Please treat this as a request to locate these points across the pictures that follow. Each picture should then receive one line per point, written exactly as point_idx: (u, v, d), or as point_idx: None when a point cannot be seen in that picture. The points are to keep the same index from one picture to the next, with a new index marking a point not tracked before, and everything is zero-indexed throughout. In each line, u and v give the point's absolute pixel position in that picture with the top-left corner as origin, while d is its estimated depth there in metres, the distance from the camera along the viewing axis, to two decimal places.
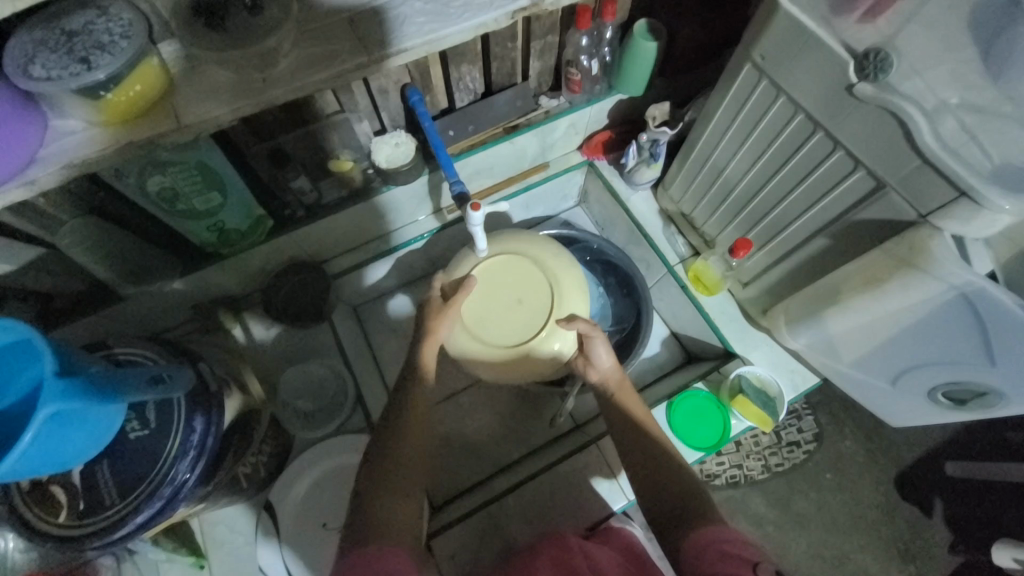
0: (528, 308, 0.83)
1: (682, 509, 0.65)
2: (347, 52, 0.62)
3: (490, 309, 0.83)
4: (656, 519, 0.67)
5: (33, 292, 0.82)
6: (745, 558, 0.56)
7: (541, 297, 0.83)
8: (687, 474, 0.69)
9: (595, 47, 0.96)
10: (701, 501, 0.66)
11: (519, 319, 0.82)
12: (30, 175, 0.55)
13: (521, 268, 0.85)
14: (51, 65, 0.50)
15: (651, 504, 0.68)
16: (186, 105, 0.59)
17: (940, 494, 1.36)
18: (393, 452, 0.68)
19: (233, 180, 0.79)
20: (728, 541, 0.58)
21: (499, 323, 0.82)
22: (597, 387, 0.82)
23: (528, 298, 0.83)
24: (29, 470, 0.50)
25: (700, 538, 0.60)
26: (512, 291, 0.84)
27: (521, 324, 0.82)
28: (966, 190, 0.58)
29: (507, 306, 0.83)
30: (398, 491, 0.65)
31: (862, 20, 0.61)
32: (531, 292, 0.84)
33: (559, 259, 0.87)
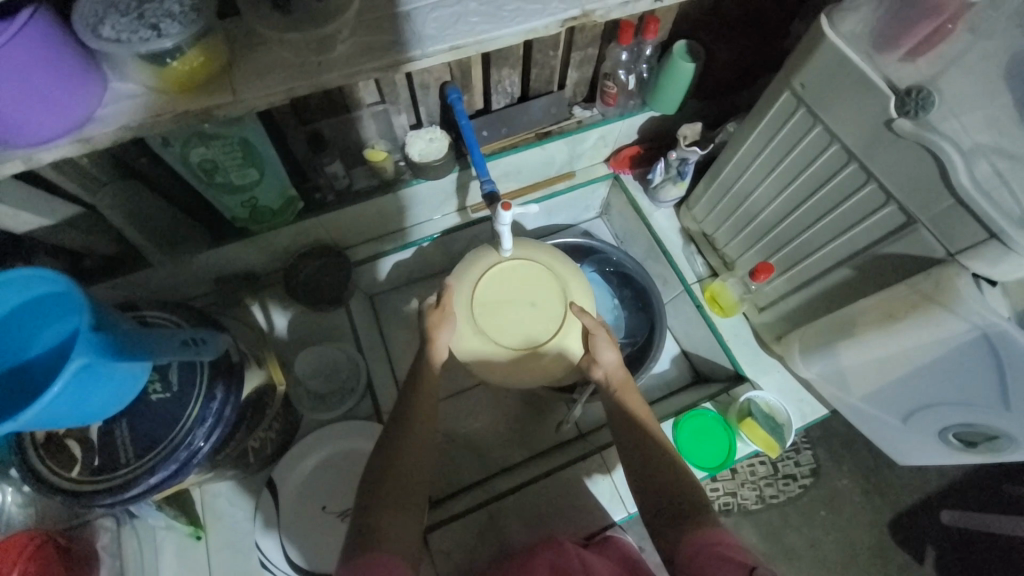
0: (538, 310, 0.83)
1: (682, 513, 0.65)
2: (401, 43, 0.64)
3: (499, 311, 0.82)
4: (654, 521, 0.67)
5: (64, 249, 0.83)
6: (741, 562, 0.54)
7: (551, 298, 0.83)
8: (689, 481, 0.69)
9: (634, 63, 0.98)
10: (702, 507, 0.65)
11: (530, 321, 0.82)
12: (87, 132, 0.57)
13: (528, 268, 0.85)
14: (120, 28, 0.52)
15: (651, 509, 0.68)
16: (241, 80, 0.60)
17: (934, 541, 1.35)
18: (401, 452, 0.68)
19: (271, 158, 0.81)
20: (726, 544, 0.58)
21: (509, 326, 0.81)
22: (599, 383, 0.82)
23: (537, 300, 0.83)
24: (55, 418, 0.51)
25: (697, 542, 0.59)
26: (521, 291, 0.83)
27: (531, 327, 0.82)
28: (997, 234, 0.59)
29: (517, 308, 0.82)
30: (402, 489, 0.65)
31: (903, 58, 0.64)
32: (540, 293, 0.84)
33: (564, 261, 0.88)
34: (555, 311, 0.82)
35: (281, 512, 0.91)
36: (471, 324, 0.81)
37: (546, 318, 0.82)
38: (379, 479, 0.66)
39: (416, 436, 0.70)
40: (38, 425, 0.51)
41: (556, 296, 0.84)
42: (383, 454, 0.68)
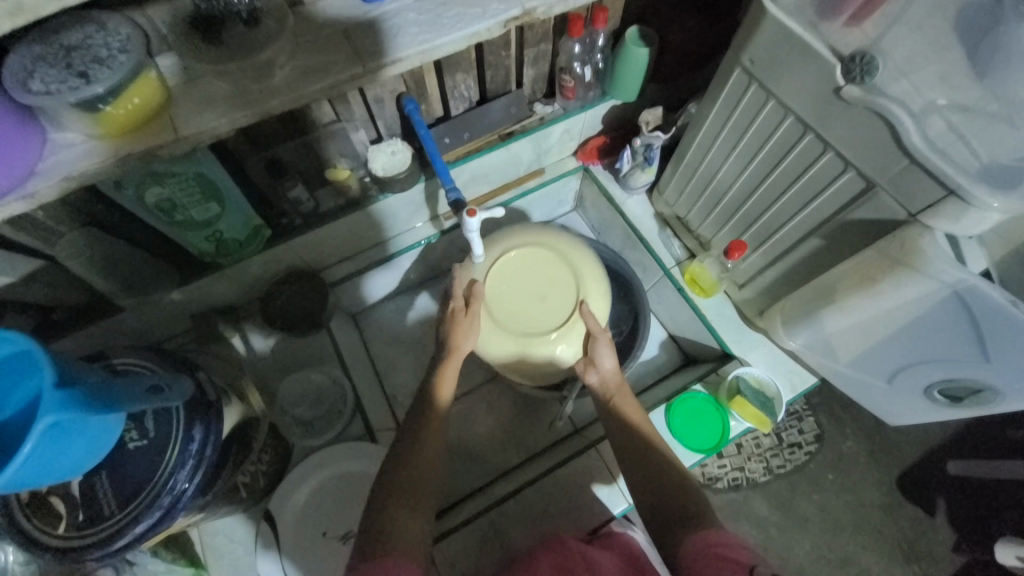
0: (551, 301, 0.84)
1: (682, 510, 0.65)
2: (342, 63, 0.63)
3: (512, 298, 0.84)
4: (655, 524, 0.67)
5: (33, 304, 0.82)
6: (739, 561, 0.55)
7: (565, 290, 0.85)
8: (688, 479, 0.70)
9: (588, 55, 0.98)
10: (700, 505, 0.66)
11: (541, 310, 0.83)
12: (30, 188, 0.55)
13: (545, 260, 0.86)
14: (49, 79, 0.51)
15: (650, 507, 0.68)
16: (184, 117, 0.60)
17: (942, 493, 1.36)
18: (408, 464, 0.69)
19: (232, 189, 0.80)
20: (726, 544, 0.57)
21: (520, 313, 0.83)
22: (596, 390, 0.83)
23: (551, 291, 0.84)
24: (27, 481, 0.50)
25: (698, 539, 0.60)
26: (534, 282, 0.85)
27: (540, 314, 0.83)
28: (954, 189, 0.59)
29: (527, 295, 0.84)
30: (410, 496, 0.66)
31: (847, 24, 0.64)
32: (555, 286, 0.85)
33: (583, 256, 0.88)
34: (565, 305, 0.84)
35: (284, 542, 0.91)
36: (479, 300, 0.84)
37: (558, 309, 0.83)
38: (387, 491, 0.66)
39: (424, 447, 0.71)
40: (12, 490, 0.50)
41: (570, 290, 0.85)
42: (391, 467, 0.69)
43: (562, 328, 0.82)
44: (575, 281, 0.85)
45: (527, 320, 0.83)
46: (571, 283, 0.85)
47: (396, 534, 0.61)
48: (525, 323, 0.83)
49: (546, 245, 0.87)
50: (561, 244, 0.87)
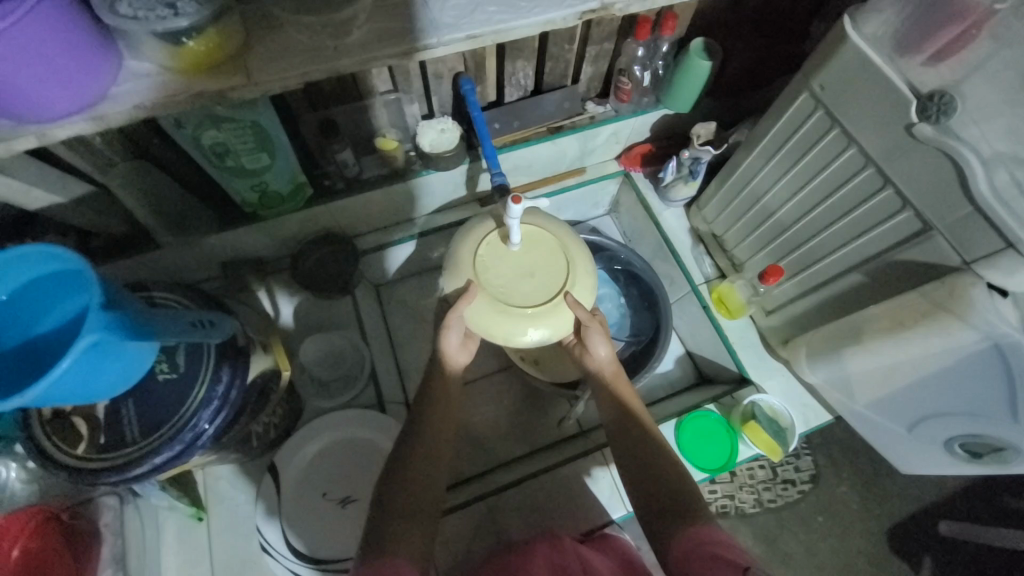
0: (537, 279, 0.71)
1: (676, 508, 0.66)
2: (417, 31, 0.63)
3: (496, 271, 0.71)
4: (646, 515, 0.68)
5: (73, 228, 0.83)
6: (735, 563, 0.56)
7: (554, 269, 0.72)
8: (682, 474, 0.70)
9: (649, 60, 0.97)
10: (696, 502, 0.66)
11: (528, 289, 0.71)
12: (99, 111, 0.57)
13: (536, 234, 0.74)
14: (138, 6, 0.52)
15: (644, 501, 0.69)
16: (258, 62, 0.60)
17: (931, 552, 1.35)
18: (414, 469, 0.69)
19: (282, 143, 0.81)
20: (721, 544, 0.58)
21: (503, 288, 0.70)
22: (594, 375, 0.80)
23: (539, 268, 0.72)
24: (61, 395, 0.51)
25: (690, 539, 0.61)
26: (522, 256, 0.72)
27: (527, 291, 0.71)
28: (1014, 243, 0.58)
29: (517, 269, 0.72)
30: (419, 491, 0.68)
31: (927, 62, 0.62)
32: (544, 263, 0.72)
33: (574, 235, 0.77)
34: (554, 284, 0.71)
35: (282, 498, 0.91)
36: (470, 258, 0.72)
37: (546, 288, 0.71)
38: (393, 500, 0.67)
39: (432, 446, 0.71)
40: (45, 402, 0.51)
41: (560, 269, 0.72)
42: (395, 470, 0.69)
43: (550, 309, 0.70)
44: (566, 260, 0.73)
45: (512, 293, 0.70)
46: (561, 261, 0.73)
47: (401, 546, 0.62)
48: (509, 300, 0.70)
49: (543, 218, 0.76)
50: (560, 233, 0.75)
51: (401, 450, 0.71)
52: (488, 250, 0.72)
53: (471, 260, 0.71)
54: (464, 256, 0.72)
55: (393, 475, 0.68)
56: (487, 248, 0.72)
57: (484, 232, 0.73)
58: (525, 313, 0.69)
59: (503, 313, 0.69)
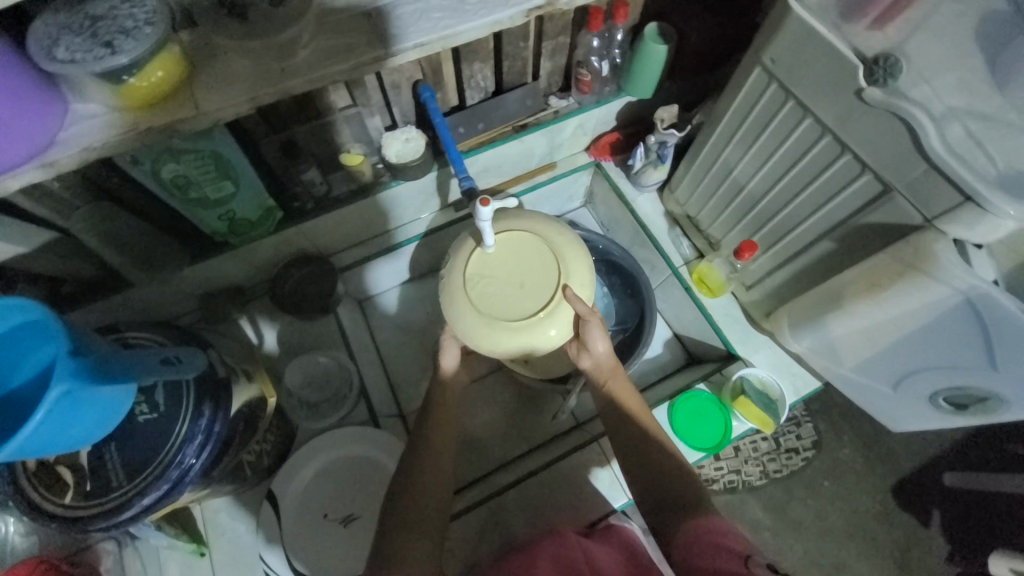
0: (531, 285, 0.71)
1: (677, 503, 0.66)
2: (364, 45, 0.63)
3: (488, 287, 0.71)
4: (649, 512, 0.68)
5: (44, 276, 0.82)
6: (737, 552, 0.56)
7: (545, 273, 0.72)
8: (685, 469, 0.70)
9: (605, 49, 0.97)
10: (697, 496, 0.67)
11: (522, 299, 0.71)
12: (50, 157, 0.56)
13: (522, 240, 0.73)
14: (74, 48, 0.51)
15: (645, 497, 0.70)
16: (205, 93, 0.60)
17: (937, 505, 1.36)
18: (417, 486, 0.70)
19: (244, 169, 0.80)
20: (722, 534, 0.59)
21: (498, 304, 0.70)
22: (590, 373, 0.80)
23: (530, 275, 0.72)
24: (38, 449, 0.51)
25: (695, 530, 0.61)
26: (512, 266, 0.72)
27: (520, 302, 0.70)
28: (972, 196, 0.59)
29: (508, 281, 0.71)
30: (424, 502, 0.69)
31: (872, 26, 0.63)
32: (534, 268, 0.72)
33: (561, 229, 0.76)
34: (548, 288, 0.71)
35: (284, 524, 0.91)
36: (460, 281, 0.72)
37: (540, 294, 0.71)
38: (393, 516, 0.67)
39: (434, 454, 0.73)
40: (24, 456, 0.50)
41: (550, 272, 0.72)
42: (395, 495, 0.69)
43: (548, 315, 0.70)
44: (555, 260, 0.72)
45: (505, 307, 0.70)
46: (549, 264, 0.72)
47: (407, 565, 0.62)
48: (506, 313, 0.70)
49: (529, 220, 0.76)
50: (548, 233, 0.74)
51: (402, 471, 0.71)
52: (480, 266, 0.72)
53: (461, 282, 0.72)
54: (454, 283, 0.72)
55: (396, 498, 0.68)
56: (477, 265, 0.72)
57: (469, 254, 0.73)
58: (525, 324, 0.69)
59: (504, 328, 0.69)
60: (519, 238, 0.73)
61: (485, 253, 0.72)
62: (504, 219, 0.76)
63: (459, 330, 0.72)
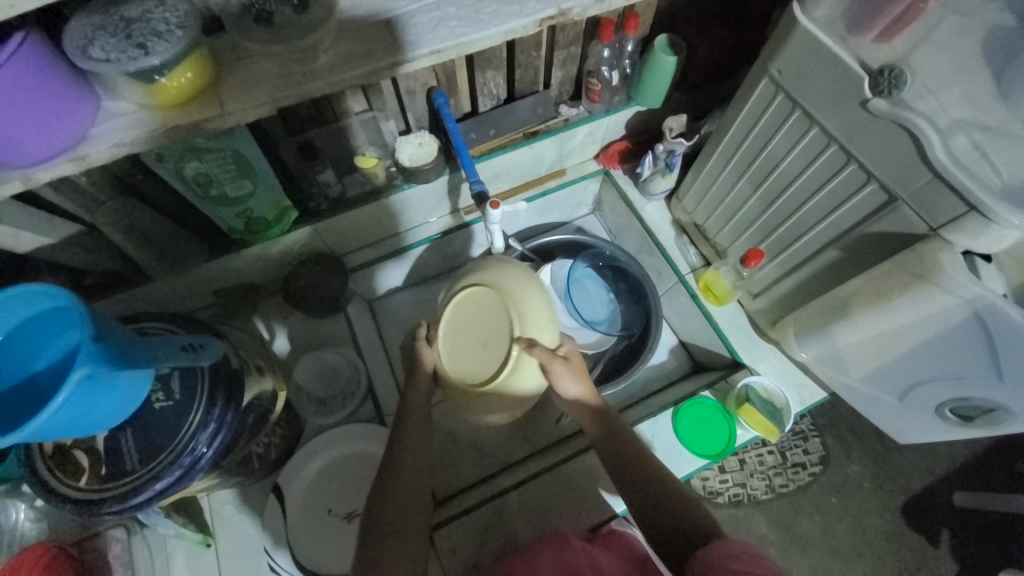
0: (493, 339, 0.75)
1: (687, 526, 0.65)
2: (382, 51, 0.66)
3: (457, 348, 0.78)
4: (657, 536, 0.67)
5: (67, 268, 0.85)
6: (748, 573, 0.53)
7: (502, 329, 0.75)
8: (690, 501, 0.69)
9: (616, 59, 1.00)
10: (708, 526, 0.65)
11: (487, 356, 0.75)
12: (81, 151, 0.58)
13: (482, 295, 0.78)
14: (110, 48, 0.54)
15: (652, 516, 0.69)
16: (230, 93, 0.63)
17: (947, 525, 1.34)
18: (411, 485, 0.72)
19: (263, 169, 0.82)
20: (735, 556, 0.57)
21: (467, 364, 0.76)
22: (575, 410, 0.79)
23: (488, 332, 0.75)
24: (60, 430, 0.52)
25: (710, 553, 0.59)
26: (476, 322, 0.77)
27: (484, 362, 0.75)
28: (976, 206, 0.59)
29: (472, 342, 0.77)
30: (409, 507, 0.70)
31: (877, 39, 0.64)
32: (492, 319, 0.76)
33: (519, 277, 0.78)
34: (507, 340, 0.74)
35: (288, 520, 0.92)
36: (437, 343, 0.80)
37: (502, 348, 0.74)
38: (385, 512, 0.68)
39: (411, 459, 0.74)
40: (47, 437, 0.52)
41: (506, 325, 0.74)
42: (390, 491, 0.70)
43: (510, 370, 0.72)
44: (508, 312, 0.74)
45: (473, 368, 0.76)
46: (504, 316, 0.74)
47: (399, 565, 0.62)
48: (474, 373, 0.75)
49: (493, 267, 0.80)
50: (506, 283, 0.77)
51: (404, 468, 0.72)
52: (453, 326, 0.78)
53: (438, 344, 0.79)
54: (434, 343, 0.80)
55: (385, 492, 0.70)
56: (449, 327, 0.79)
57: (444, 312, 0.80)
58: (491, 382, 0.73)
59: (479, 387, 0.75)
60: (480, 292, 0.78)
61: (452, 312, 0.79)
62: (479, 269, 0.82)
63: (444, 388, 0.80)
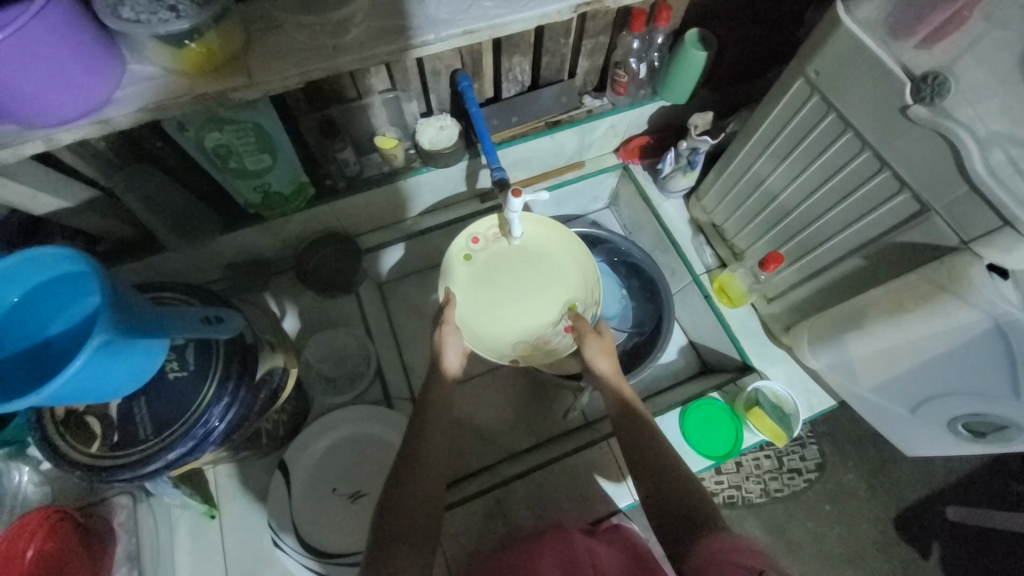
0: (547, 300, 0.90)
1: (686, 514, 0.63)
2: (413, 28, 0.64)
3: (499, 277, 0.90)
4: (656, 517, 0.66)
5: (82, 232, 0.84)
6: (747, 566, 0.52)
7: (535, 322, 0.89)
8: (694, 484, 0.67)
9: (645, 52, 0.97)
10: (707, 512, 0.62)
11: (531, 283, 0.91)
12: (106, 114, 0.58)
13: (503, 328, 0.88)
14: (140, 9, 0.53)
15: (652, 499, 0.68)
16: (257, 64, 0.61)
17: (939, 538, 1.35)
18: (427, 468, 0.70)
19: (283, 144, 0.81)
20: (733, 548, 0.54)
21: (508, 267, 0.91)
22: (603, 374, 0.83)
23: (525, 314, 0.89)
24: (75, 396, 0.52)
25: (714, 546, 0.56)
26: (523, 288, 0.90)
27: (530, 281, 0.91)
28: (1011, 221, 0.58)
29: (515, 298, 0.90)
30: (427, 492, 0.68)
31: (919, 45, 0.62)
32: (535, 320, 0.89)
33: (520, 345, 0.88)
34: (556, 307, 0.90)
35: (292, 496, 0.92)
36: (462, 272, 0.90)
37: (557, 299, 0.90)
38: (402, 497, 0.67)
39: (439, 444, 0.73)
40: (61, 401, 0.52)
41: (537, 324, 0.89)
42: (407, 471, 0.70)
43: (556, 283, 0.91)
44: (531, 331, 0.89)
45: (517, 272, 0.91)
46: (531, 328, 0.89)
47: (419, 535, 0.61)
48: (522, 266, 0.91)
49: (512, 361, 0.86)
50: (515, 343, 0.88)
51: (409, 451, 0.72)
52: (481, 253, 0.91)
53: (464, 275, 0.90)
54: (461, 274, 0.90)
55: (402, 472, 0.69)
56: (479, 283, 0.90)
57: (459, 291, 0.89)
58: (542, 269, 0.92)
59: (549, 238, 0.93)
60: (501, 335, 0.88)
61: (483, 299, 0.89)
62: (482, 347, 0.86)
63: (465, 241, 0.91)
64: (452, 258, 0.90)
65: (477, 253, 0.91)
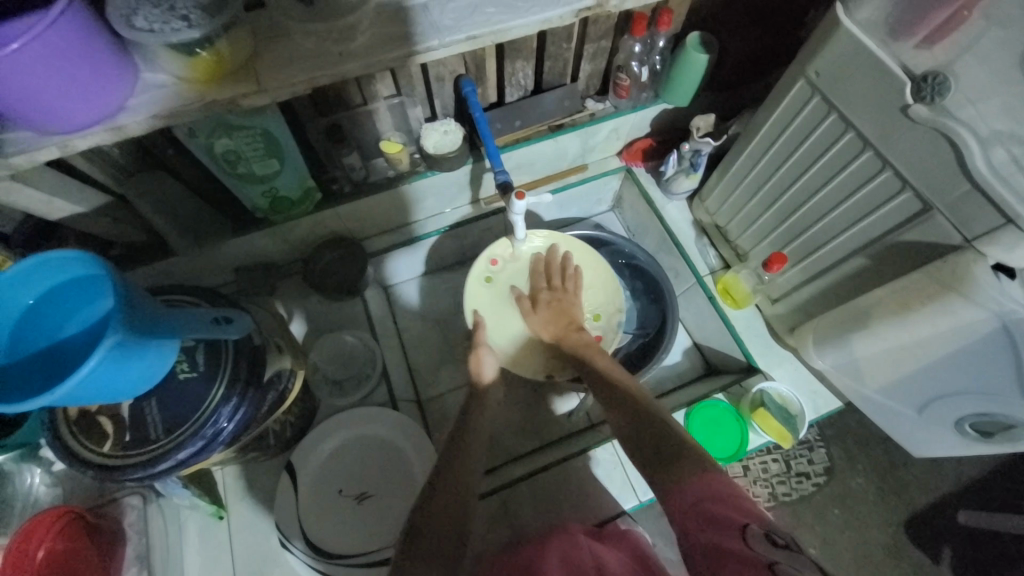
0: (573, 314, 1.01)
1: (670, 451, 0.62)
2: (418, 35, 0.66)
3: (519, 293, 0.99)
4: (642, 461, 0.64)
5: (94, 237, 0.86)
6: (733, 524, 0.50)
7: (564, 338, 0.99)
8: (660, 420, 0.69)
9: (647, 55, 0.98)
10: (689, 447, 0.61)
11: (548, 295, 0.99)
12: (119, 121, 0.59)
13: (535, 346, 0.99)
14: (153, 19, 0.54)
15: (638, 447, 0.66)
16: (267, 71, 0.63)
17: (951, 542, 1.33)
18: (453, 474, 0.71)
19: (291, 149, 0.82)
20: (719, 501, 0.53)
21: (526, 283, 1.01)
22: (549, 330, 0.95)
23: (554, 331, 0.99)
24: (88, 396, 0.53)
25: (690, 489, 0.55)
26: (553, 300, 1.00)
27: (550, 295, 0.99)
28: (1013, 219, 0.58)
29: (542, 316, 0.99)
30: (454, 498, 0.68)
31: (919, 45, 0.62)
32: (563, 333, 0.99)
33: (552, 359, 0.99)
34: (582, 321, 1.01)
35: (299, 498, 0.93)
36: (483, 293, 1.00)
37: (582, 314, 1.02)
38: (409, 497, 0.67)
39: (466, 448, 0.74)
40: (75, 401, 0.53)
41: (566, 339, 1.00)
42: None
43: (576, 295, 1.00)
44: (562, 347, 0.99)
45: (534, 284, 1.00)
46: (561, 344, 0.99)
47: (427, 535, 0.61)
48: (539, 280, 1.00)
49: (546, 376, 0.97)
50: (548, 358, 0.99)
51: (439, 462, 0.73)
52: (500, 274, 1.01)
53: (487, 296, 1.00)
54: (484, 293, 1.00)
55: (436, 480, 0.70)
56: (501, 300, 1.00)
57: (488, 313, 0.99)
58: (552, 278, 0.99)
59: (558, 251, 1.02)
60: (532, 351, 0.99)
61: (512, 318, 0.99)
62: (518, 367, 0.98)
63: (483, 265, 1.01)
64: (473, 283, 1.00)
65: (496, 274, 1.01)
